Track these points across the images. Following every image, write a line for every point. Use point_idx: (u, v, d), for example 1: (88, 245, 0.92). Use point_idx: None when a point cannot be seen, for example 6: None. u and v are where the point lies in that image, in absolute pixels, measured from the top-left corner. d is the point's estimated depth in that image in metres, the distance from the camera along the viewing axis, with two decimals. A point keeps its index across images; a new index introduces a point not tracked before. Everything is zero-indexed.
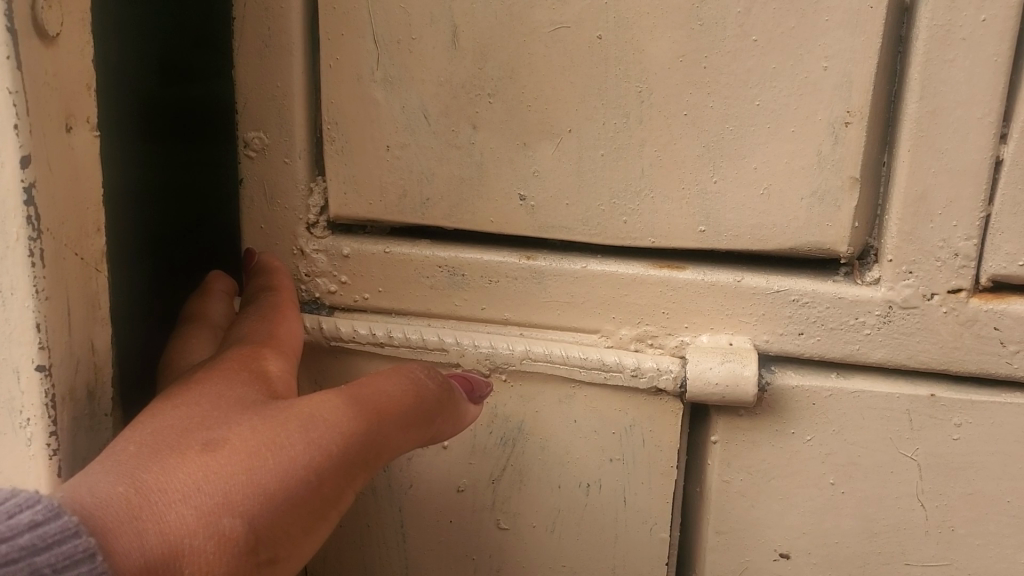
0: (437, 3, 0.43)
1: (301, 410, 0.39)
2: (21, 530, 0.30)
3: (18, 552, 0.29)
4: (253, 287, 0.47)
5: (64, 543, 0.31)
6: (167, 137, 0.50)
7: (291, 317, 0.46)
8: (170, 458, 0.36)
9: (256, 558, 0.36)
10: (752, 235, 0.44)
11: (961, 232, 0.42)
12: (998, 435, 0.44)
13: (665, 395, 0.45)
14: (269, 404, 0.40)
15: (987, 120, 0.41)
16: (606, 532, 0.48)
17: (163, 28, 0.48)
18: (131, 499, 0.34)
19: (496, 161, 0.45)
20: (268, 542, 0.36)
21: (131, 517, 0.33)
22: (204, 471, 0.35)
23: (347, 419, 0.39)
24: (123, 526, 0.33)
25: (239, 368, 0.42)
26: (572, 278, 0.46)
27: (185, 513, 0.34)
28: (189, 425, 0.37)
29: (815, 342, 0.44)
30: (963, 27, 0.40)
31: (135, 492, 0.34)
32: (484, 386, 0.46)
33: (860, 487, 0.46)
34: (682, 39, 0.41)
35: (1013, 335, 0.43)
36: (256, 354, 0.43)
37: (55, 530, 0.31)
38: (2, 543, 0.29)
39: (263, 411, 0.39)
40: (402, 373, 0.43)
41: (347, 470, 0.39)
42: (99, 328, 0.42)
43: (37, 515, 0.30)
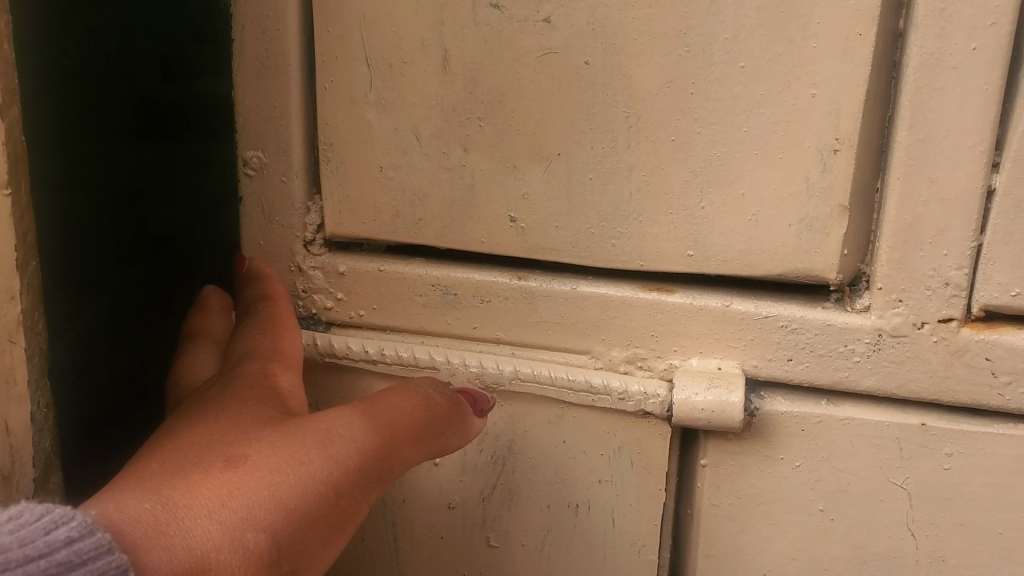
0: (428, 27, 0.43)
1: (316, 425, 0.39)
2: (58, 546, 0.28)
3: (56, 569, 0.28)
4: (250, 296, 0.48)
5: (98, 558, 0.29)
6: (113, 123, 0.54)
7: (293, 327, 0.47)
8: (192, 475, 0.35)
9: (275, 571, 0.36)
10: (741, 261, 0.44)
11: (951, 261, 0.42)
12: (989, 465, 0.43)
13: (652, 418, 0.45)
14: (282, 422, 0.40)
15: (979, 149, 0.40)
16: (595, 552, 0.48)
17: (100, 35, 0.51)
18: (159, 513, 0.33)
19: (487, 183, 0.45)
20: (288, 556, 0.36)
21: (160, 531, 0.32)
22: (227, 486, 0.35)
23: (362, 436, 0.40)
24: (153, 539, 0.32)
25: (250, 391, 0.42)
26: (562, 299, 0.46)
27: (213, 526, 0.34)
28: (205, 447, 0.37)
29: (804, 368, 0.44)
30: (953, 55, 0.39)
31: (162, 507, 0.33)
32: (487, 405, 0.46)
33: (849, 514, 0.46)
34: (669, 65, 0.41)
35: (1005, 365, 0.42)
36: (263, 370, 0.44)
37: (90, 547, 0.29)
38: (40, 559, 0.28)
39: (277, 429, 0.39)
40: (410, 390, 0.43)
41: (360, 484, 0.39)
42: (16, 403, 0.39)
43: (72, 531, 0.29)
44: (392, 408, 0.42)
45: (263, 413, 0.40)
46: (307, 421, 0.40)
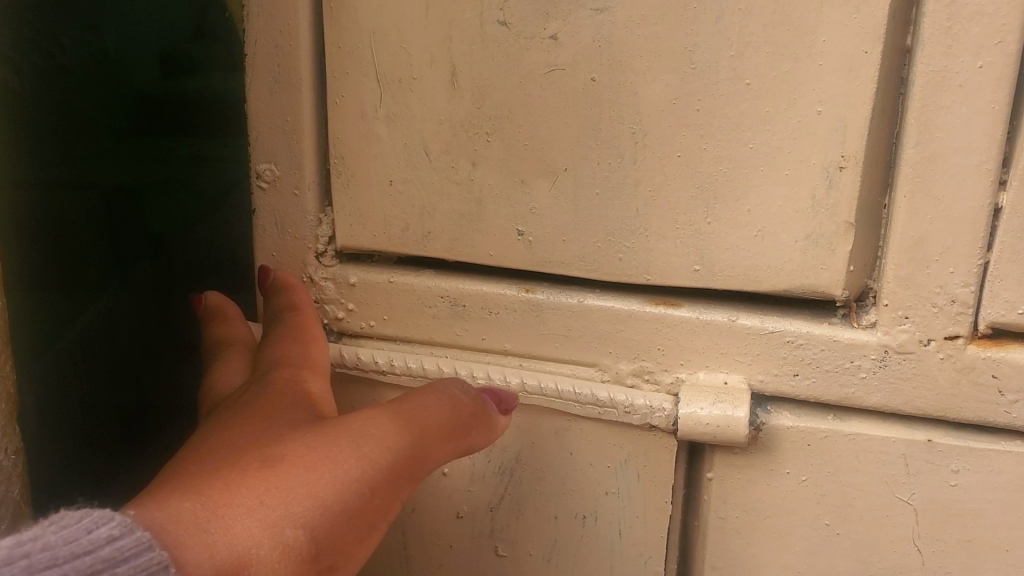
0: (436, 44, 0.44)
1: (345, 427, 0.40)
2: (101, 543, 0.28)
3: (102, 564, 0.28)
4: (276, 307, 0.48)
5: (142, 555, 0.29)
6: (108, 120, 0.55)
7: (320, 338, 0.48)
8: (228, 477, 0.35)
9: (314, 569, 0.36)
10: (747, 276, 0.44)
11: (958, 278, 0.41)
12: (996, 482, 0.43)
13: (658, 431, 0.45)
14: (311, 427, 0.40)
15: (985, 167, 0.40)
16: (601, 563, 0.48)
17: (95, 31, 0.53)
18: (199, 511, 0.33)
19: (494, 198, 0.46)
20: (325, 553, 0.36)
21: (202, 527, 0.32)
22: (263, 488, 0.35)
23: (390, 437, 0.40)
24: (196, 535, 0.32)
25: (278, 403, 0.43)
26: (569, 312, 0.46)
27: (256, 528, 0.34)
28: (237, 454, 0.38)
29: (810, 383, 0.44)
30: (959, 73, 0.39)
31: (201, 505, 0.33)
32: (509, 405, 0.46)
33: (855, 529, 0.46)
34: (675, 81, 0.42)
35: (1012, 384, 0.42)
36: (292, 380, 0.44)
37: (132, 544, 0.29)
38: (85, 556, 0.28)
39: (307, 432, 0.39)
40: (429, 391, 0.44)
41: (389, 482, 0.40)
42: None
43: (116, 528, 0.29)
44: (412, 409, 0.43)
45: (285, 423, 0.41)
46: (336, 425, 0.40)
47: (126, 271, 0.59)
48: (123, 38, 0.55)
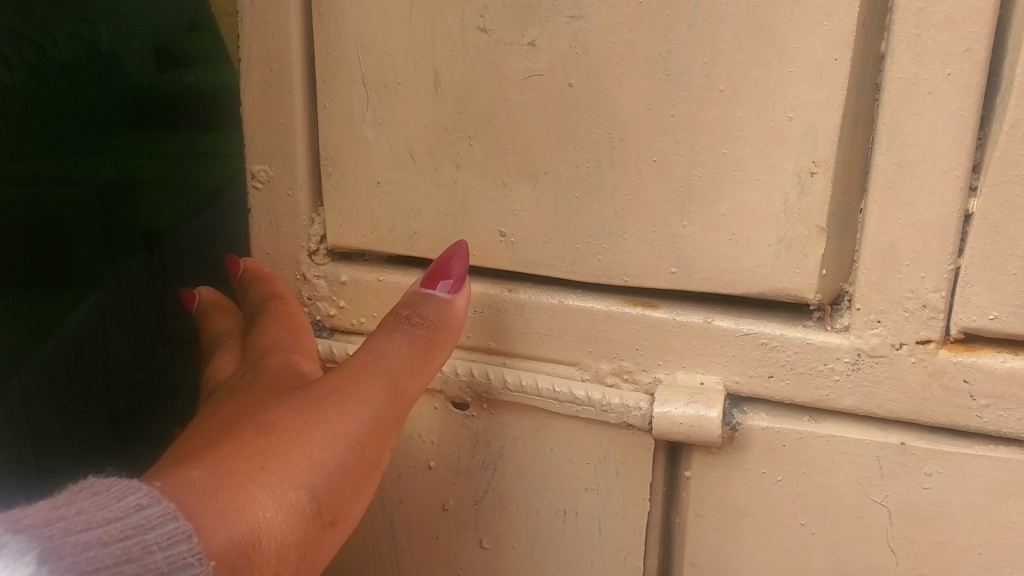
0: (419, 50, 0.45)
1: (330, 389, 0.43)
2: (130, 511, 0.31)
3: (130, 529, 0.30)
4: (258, 295, 0.50)
5: (166, 522, 0.31)
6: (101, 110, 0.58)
7: (305, 320, 0.50)
8: (228, 449, 0.38)
9: (318, 524, 0.39)
10: (723, 279, 0.44)
11: (929, 283, 0.42)
12: (969, 486, 0.44)
13: (635, 428, 0.46)
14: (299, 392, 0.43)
15: (955, 174, 0.40)
16: (581, 557, 0.49)
17: (93, 23, 0.56)
18: (209, 481, 0.36)
19: (477, 199, 0.47)
20: (327, 509, 0.39)
21: (214, 497, 0.35)
22: (256, 461, 0.38)
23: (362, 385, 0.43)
24: (208, 505, 0.35)
25: (272, 379, 0.45)
26: (551, 312, 0.47)
27: (261, 501, 0.37)
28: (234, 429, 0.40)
29: (784, 385, 0.45)
30: (928, 81, 0.40)
31: (209, 475, 0.36)
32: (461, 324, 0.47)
33: (830, 529, 0.46)
34: (649, 87, 0.43)
35: (983, 389, 0.42)
36: (283, 362, 0.47)
37: (159, 513, 0.32)
38: (117, 521, 0.30)
39: (296, 398, 0.42)
40: (388, 337, 0.46)
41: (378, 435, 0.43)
42: None
43: (143, 498, 0.32)
44: (377, 360, 0.45)
45: (271, 401, 0.43)
46: (321, 387, 0.43)
47: (119, 268, 0.60)
48: (118, 35, 0.58)
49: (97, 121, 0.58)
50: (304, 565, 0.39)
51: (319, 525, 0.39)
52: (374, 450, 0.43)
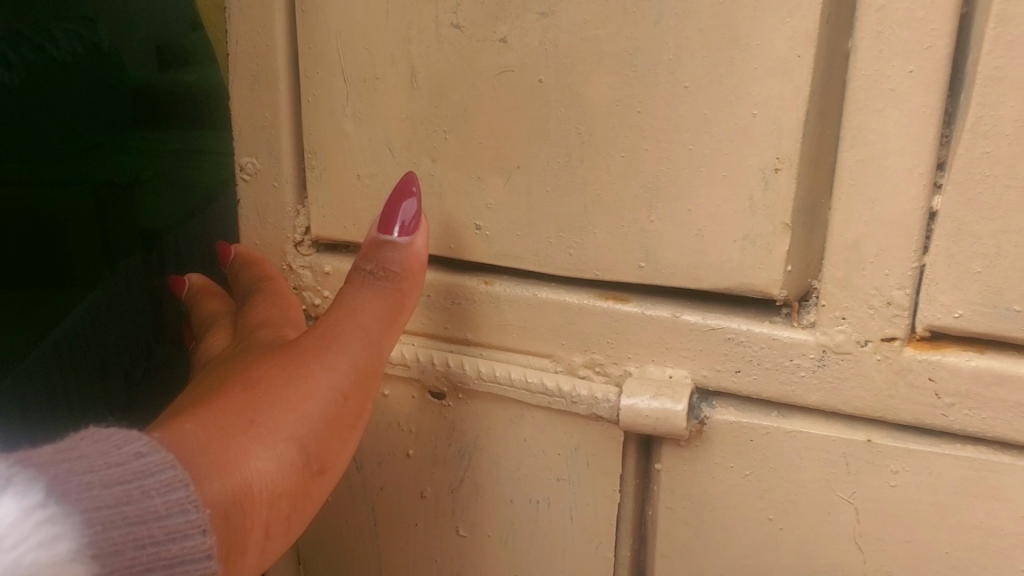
0: (396, 46, 0.46)
1: (313, 346, 0.45)
2: (130, 457, 0.32)
3: (130, 474, 0.31)
4: (249, 278, 0.52)
5: (166, 470, 0.32)
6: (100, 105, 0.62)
7: (293, 298, 0.51)
8: (218, 405, 0.40)
9: (306, 473, 0.41)
10: (690, 274, 0.45)
11: (893, 281, 0.42)
12: (936, 484, 0.44)
13: (604, 420, 0.47)
14: (283, 350, 0.45)
15: (918, 171, 0.40)
16: (555, 547, 0.50)
17: (96, 23, 0.60)
18: (206, 434, 0.38)
19: (454, 193, 0.48)
20: (313, 457, 0.42)
21: (211, 448, 0.37)
22: (246, 416, 0.40)
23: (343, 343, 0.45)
24: (207, 456, 0.37)
25: (255, 340, 0.47)
26: (525, 304, 0.48)
27: (254, 452, 0.39)
28: (222, 387, 0.42)
29: (751, 380, 0.45)
30: (890, 78, 0.40)
31: (204, 429, 0.38)
32: (424, 265, 0.48)
33: (798, 525, 0.46)
34: (617, 84, 0.43)
35: (948, 387, 0.42)
36: (265, 325, 0.48)
37: (158, 461, 0.33)
38: (117, 465, 0.31)
39: (280, 356, 0.44)
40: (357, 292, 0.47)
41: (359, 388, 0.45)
42: None
43: (143, 446, 0.33)
44: (349, 316, 0.47)
45: (255, 360, 0.45)
46: (303, 345, 0.45)
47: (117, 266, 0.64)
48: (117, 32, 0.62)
49: (97, 117, 0.62)
50: (295, 511, 0.41)
51: (308, 474, 0.41)
52: (356, 403, 0.45)
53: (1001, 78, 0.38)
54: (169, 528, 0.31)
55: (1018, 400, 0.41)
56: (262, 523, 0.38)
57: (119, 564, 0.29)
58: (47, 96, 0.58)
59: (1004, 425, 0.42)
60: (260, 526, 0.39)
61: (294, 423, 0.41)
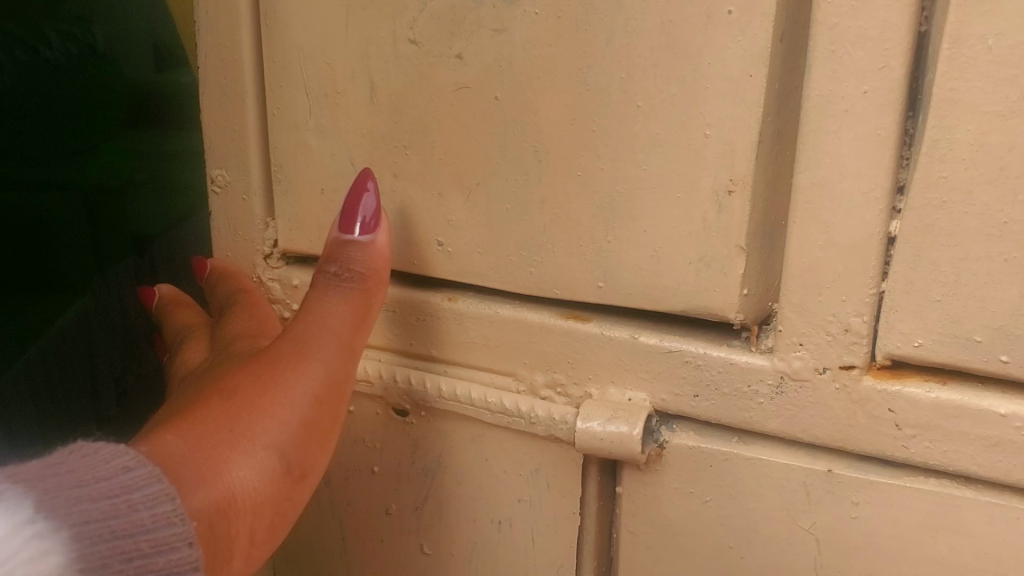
0: (356, 61, 0.46)
1: (289, 353, 0.45)
2: (117, 471, 0.31)
3: (118, 488, 0.30)
4: (226, 290, 0.52)
5: (153, 484, 0.32)
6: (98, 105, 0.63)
7: (268, 309, 0.51)
8: (195, 415, 0.40)
9: (288, 479, 0.41)
10: (648, 295, 0.44)
11: (850, 307, 0.41)
12: (898, 517, 0.42)
13: (562, 442, 0.46)
14: (258, 358, 0.45)
15: (874, 195, 0.39)
16: (518, 567, 0.50)
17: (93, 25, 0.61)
18: (188, 446, 0.37)
19: (416, 208, 0.47)
20: (294, 463, 0.42)
21: (193, 460, 0.37)
22: (225, 424, 0.40)
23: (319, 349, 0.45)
24: (188, 466, 0.36)
25: (233, 352, 0.47)
26: (487, 322, 0.48)
27: (234, 461, 0.39)
28: (199, 398, 0.42)
29: (710, 405, 0.44)
30: (844, 98, 0.38)
31: (186, 440, 0.38)
32: (388, 262, 0.47)
33: (758, 554, 0.45)
34: (572, 102, 0.42)
35: (908, 418, 0.41)
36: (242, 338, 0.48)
37: (145, 475, 0.32)
38: (104, 479, 0.30)
39: (258, 364, 0.44)
40: (324, 295, 0.47)
41: (337, 394, 0.45)
42: None
43: (131, 460, 0.32)
44: (319, 320, 0.46)
45: (230, 369, 0.45)
46: (278, 351, 0.45)
47: (105, 275, 0.64)
48: (114, 35, 0.63)
49: (96, 116, 0.63)
50: (277, 518, 0.41)
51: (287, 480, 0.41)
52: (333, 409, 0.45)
53: (956, 100, 0.37)
54: (157, 541, 0.31)
55: (979, 433, 0.40)
56: (247, 532, 0.38)
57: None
58: (38, 95, 0.59)
59: (964, 458, 0.40)
60: (245, 535, 0.38)
61: (274, 430, 0.41)
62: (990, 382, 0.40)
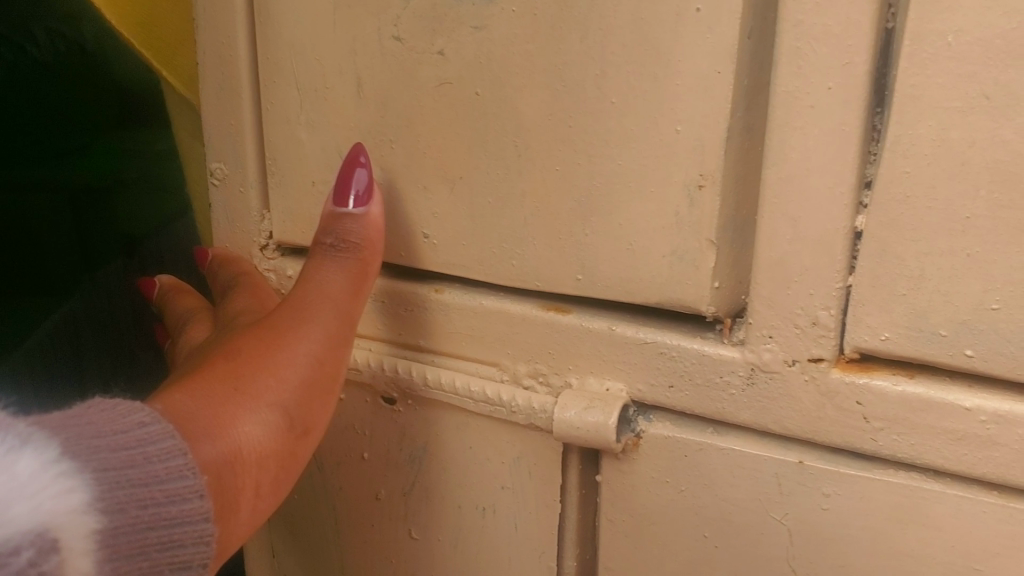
0: (344, 58, 0.47)
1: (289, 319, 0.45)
2: (132, 425, 0.31)
3: (133, 440, 0.31)
4: (226, 272, 0.53)
5: (165, 439, 0.32)
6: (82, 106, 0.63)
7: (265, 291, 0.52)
8: (199, 376, 0.40)
9: (292, 436, 0.42)
10: (624, 288, 0.45)
11: (818, 301, 0.41)
12: (868, 509, 0.43)
13: (542, 430, 0.47)
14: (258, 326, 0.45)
15: (839, 190, 0.39)
16: (501, 553, 0.50)
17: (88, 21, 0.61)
18: (192, 399, 0.38)
19: (403, 201, 0.49)
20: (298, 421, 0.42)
21: (198, 411, 0.37)
22: (229, 384, 0.40)
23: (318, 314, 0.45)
24: (192, 417, 0.37)
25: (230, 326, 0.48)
26: (471, 312, 0.49)
27: (240, 416, 0.39)
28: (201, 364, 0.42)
29: (684, 396, 0.45)
30: (809, 95, 0.39)
31: (189, 395, 0.38)
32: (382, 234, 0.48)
33: (732, 543, 0.46)
34: (549, 97, 0.43)
35: (876, 411, 0.41)
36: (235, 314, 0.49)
37: (158, 431, 0.33)
38: (120, 431, 0.31)
39: (259, 330, 0.44)
40: (320, 266, 0.47)
41: (336, 358, 0.46)
42: None
43: (145, 416, 0.33)
44: (316, 288, 0.47)
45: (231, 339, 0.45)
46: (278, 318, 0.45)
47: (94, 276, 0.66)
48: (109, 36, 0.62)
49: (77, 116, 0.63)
50: (284, 474, 0.41)
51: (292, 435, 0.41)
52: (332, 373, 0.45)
53: (918, 96, 0.37)
54: (170, 492, 0.31)
55: (944, 427, 0.40)
56: (255, 485, 0.38)
57: (125, 521, 0.29)
58: (19, 100, 0.60)
59: (932, 451, 0.41)
60: (254, 486, 0.38)
61: (278, 388, 0.42)
62: (956, 377, 0.40)
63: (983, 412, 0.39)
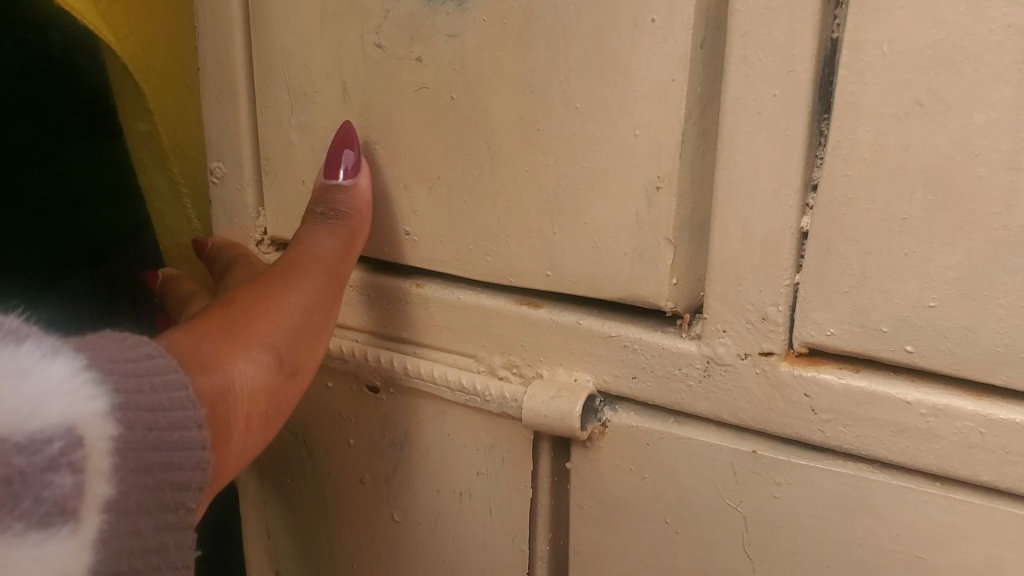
0: (331, 64, 0.50)
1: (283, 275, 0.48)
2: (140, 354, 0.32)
3: (142, 365, 0.32)
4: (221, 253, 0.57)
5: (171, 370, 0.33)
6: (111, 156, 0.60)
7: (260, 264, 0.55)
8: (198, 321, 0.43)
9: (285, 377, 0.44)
10: (589, 283, 0.47)
11: (768, 297, 0.43)
12: (817, 499, 0.44)
13: (513, 418, 0.50)
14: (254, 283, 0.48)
15: (785, 192, 0.42)
16: (477, 536, 0.53)
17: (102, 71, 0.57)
18: (191, 334, 0.40)
19: (386, 199, 0.52)
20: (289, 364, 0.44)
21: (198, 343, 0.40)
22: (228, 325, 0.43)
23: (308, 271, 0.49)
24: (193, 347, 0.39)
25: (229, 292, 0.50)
26: (450, 304, 0.51)
27: (239, 352, 0.41)
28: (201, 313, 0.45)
29: (646, 386, 0.47)
30: (756, 101, 0.41)
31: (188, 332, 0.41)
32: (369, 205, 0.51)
33: (691, 530, 0.48)
34: (518, 102, 0.46)
35: (824, 403, 0.43)
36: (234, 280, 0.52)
37: (165, 362, 0.34)
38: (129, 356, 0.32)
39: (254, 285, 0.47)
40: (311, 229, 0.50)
41: (324, 311, 0.49)
42: None
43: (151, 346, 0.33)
44: (308, 249, 0.50)
45: (244, 292, 0.47)
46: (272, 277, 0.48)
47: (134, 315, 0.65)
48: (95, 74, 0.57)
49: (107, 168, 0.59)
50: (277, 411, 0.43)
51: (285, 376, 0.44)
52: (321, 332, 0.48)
53: (857, 104, 0.39)
54: (174, 419, 0.32)
55: (886, 420, 0.42)
56: (248, 418, 0.40)
57: (133, 439, 0.29)
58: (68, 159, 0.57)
59: (876, 443, 0.42)
60: (249, 418, 0.40)
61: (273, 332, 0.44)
62: (899, 372, 0.42)
63: (923, 405, 0.41)
